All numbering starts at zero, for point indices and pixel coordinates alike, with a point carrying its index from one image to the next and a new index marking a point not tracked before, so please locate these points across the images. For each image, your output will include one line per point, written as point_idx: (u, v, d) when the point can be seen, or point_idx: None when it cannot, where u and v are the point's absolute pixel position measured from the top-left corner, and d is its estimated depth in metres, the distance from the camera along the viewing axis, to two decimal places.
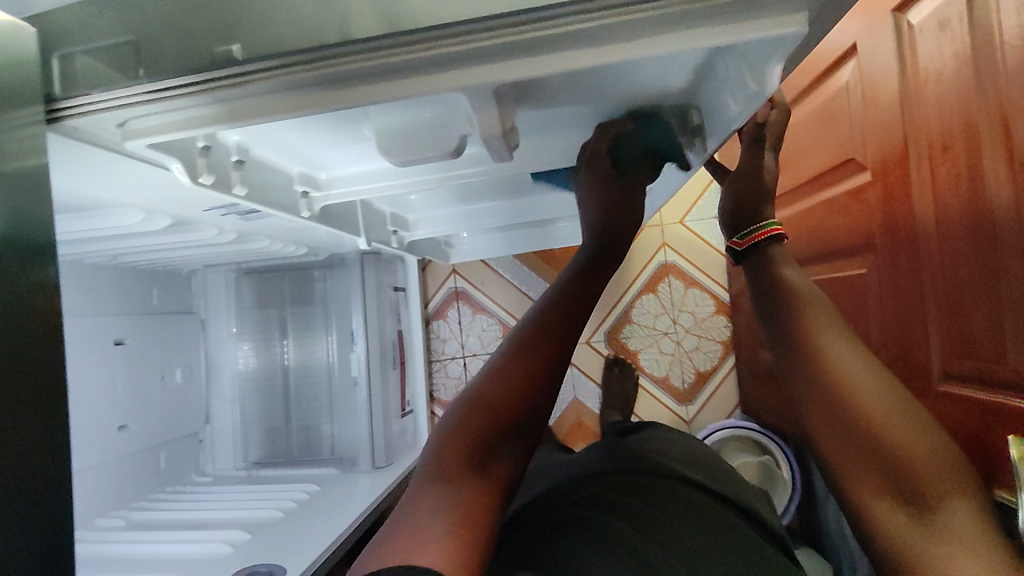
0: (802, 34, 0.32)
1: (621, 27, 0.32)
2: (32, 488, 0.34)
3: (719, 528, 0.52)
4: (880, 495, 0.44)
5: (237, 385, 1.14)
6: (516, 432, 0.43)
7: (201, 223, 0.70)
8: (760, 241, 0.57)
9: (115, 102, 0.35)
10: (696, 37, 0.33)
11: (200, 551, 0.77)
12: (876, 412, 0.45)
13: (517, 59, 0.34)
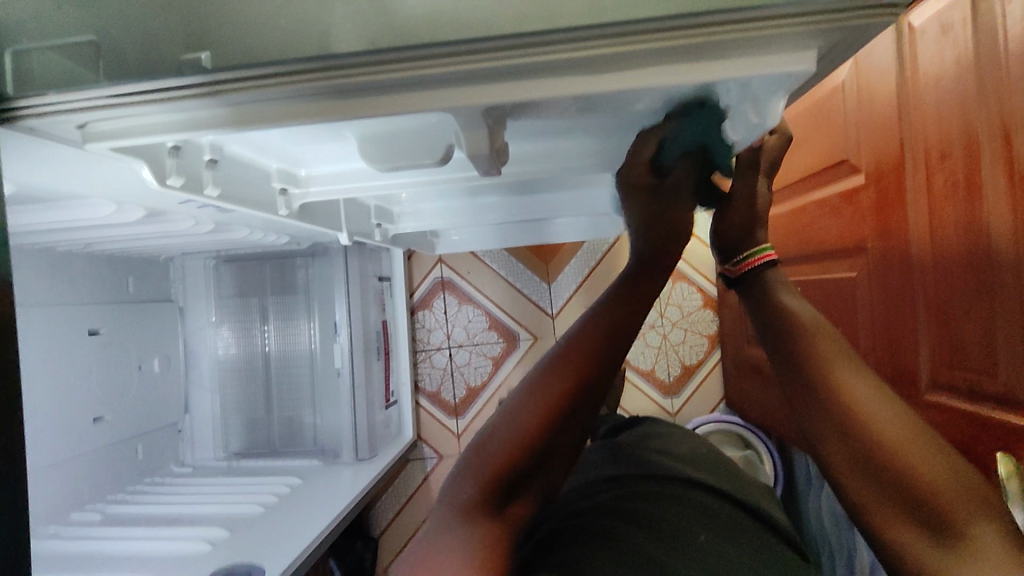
0: (807, 70, 0.32)
1: (618, 55, 0.31)
2: None
3: (732, 539, 0.51)
4: (905, 523, 0.40)
5: (217, 373, 1.12)
6: (540, 462, 0.41)
7: (176, 214, 0.67)
8: (756, 267, 0.54)
9: (74, 105, 0.33)
10: (697, 71, 0.32)
11: (179, 548, 0.75)
12: (889, 433, 0.42)
13: (508, 84, 0.33)
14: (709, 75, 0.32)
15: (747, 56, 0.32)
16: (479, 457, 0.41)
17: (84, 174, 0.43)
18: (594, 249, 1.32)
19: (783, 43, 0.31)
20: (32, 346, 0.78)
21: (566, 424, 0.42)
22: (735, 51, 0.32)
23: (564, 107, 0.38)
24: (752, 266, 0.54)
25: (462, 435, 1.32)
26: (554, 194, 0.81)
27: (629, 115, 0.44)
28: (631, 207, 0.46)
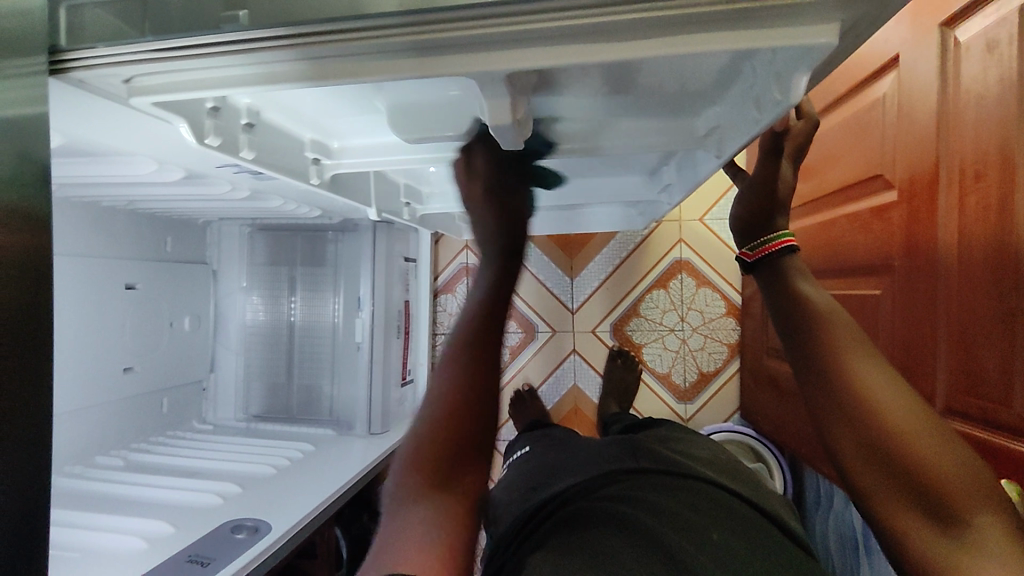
0: (832, 46, 0.32)
1: (643, 23, 0.32)
2: (21, 430, 0.34)
3: (733, 528, 0.52)
4: (906, 511, 0.44)
5: (244, 337, 1.15)
6: (479, 444, 0.47)
7: (214, 178, 0.69)
8: (773, 252, 0.57)
9: (119, 59, 0.35)
10: (723, 41, 0.33)
11: (190, 497, 0.78)
12: (908, 432, 0.45)
13: (536, 47, 0.34)
14: (731, 47, 0.33)
15: (772, 26, 0.32)
16: (419, 453, 0.46)
17: (128, 130, 0.46)
18: (627, 239, 1.31)
19: (807, 16, 0.32)
20: (69, 293, 0.82)
21: (484, 402, 0.47)
22: (764, 20, 0.32)
23: (588, 71, 0.38)
24: (767, 251, 0.57)
25: None
26: (580, 181, 0.82)
27: (653, 96, 0.45)
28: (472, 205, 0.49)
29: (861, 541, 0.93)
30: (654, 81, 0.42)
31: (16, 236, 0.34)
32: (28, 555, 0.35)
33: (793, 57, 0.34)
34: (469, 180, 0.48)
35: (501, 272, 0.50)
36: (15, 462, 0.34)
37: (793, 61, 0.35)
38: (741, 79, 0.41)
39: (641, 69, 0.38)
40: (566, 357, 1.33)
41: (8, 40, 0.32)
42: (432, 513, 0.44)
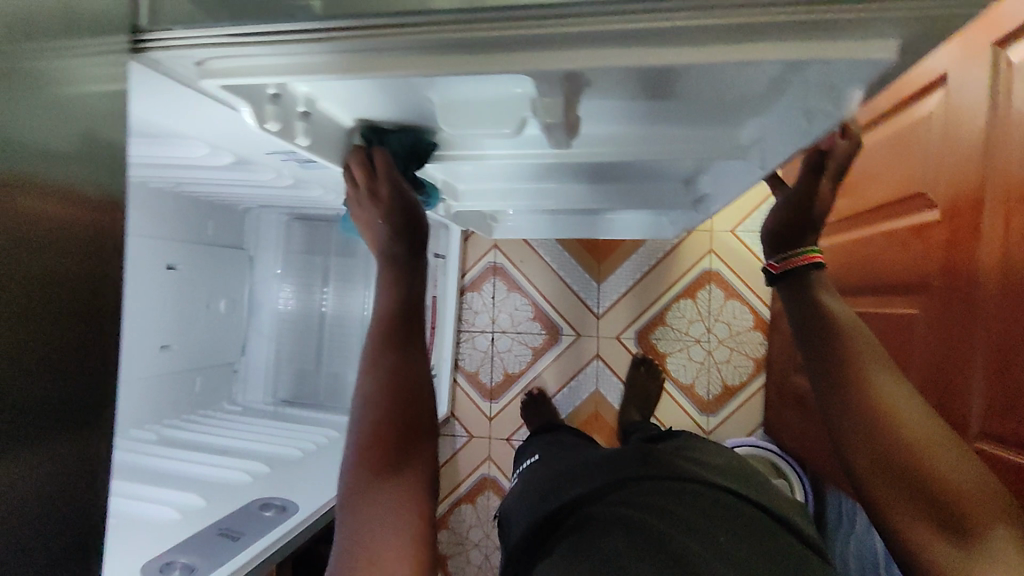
0: (890, 62, 0.33)
1: (701, 28, 0.33)
2: (85, 392, 0.36)
3: (735, 531, 0.53)
4: (918, 520, 0.45)
5: (276, 323, 1.19)
6: (417, 428, 0.48)
7: (261, 165, 0.72)
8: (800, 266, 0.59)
9: (194, 42, 0.37)
10: (778, 51, 0.34)
11: (220, 473, 0.79)
12: (925, 447, 0.46)
13: (599, 50, 0.35)
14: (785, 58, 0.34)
15: (828, 41, 0.33)
16: (368, 444, 0.46)
17: (191, 113, 0.48)
18: (656, 248, 1.31)
19: (861, 31, 0.32)
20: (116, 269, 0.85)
21: (414, 386, 0.48)
22: (822, 33, 0.33)
23: (643, 74, 0.39)
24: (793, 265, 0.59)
25: (493, 419, 1.35)
26: (616, 185, 0.83)
27: (698, 103, 0.46)
28: (374, 209, 0.51)
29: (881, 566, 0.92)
30: (703, 86, 0.42)
31: (84, 206, 0.36)
32: (91, 518, 0.37)
33: (845, 70, 0.35)
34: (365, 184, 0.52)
35: (407, 259, 0.52)
36: (79, 423, 0.36)
37: (847, 75, 0.36)
38: (790, 93, 0.42)
39: (690, 72, 0.39)
40: (589, 362, 1.34)
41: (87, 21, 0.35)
42: (398, 502, 0.45)
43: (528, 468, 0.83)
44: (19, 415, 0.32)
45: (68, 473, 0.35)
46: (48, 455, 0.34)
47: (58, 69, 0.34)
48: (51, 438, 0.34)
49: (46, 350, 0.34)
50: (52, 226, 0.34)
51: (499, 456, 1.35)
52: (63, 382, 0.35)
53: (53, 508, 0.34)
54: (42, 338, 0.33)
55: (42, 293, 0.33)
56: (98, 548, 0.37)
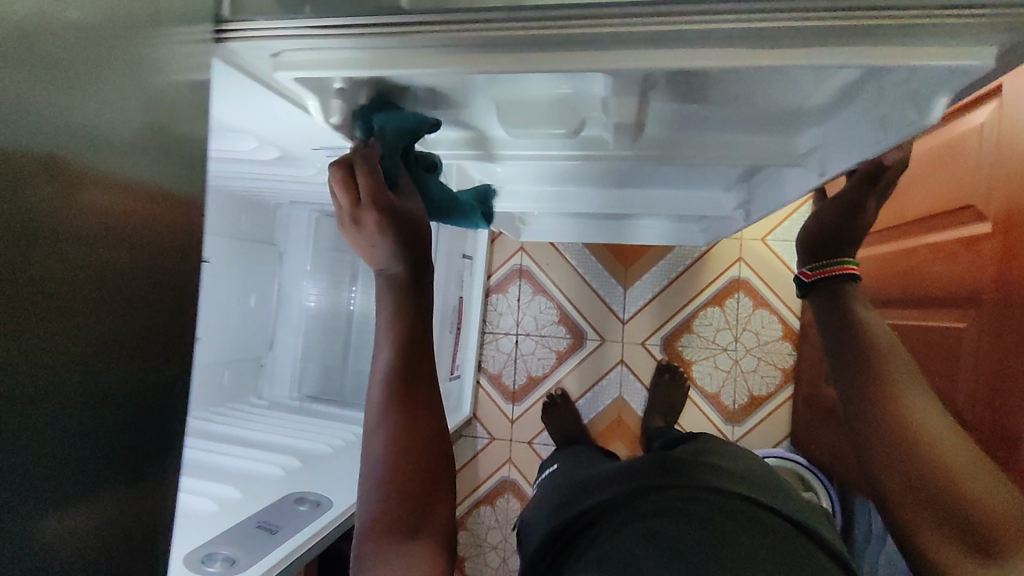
0: (984, 69, 0.33)
1: (794, 29, 0.33)
2: (154, 383, 0.35)
3: (761, 542, 0.51)
4: (951, 542, 0.48)
5: (305, 320, 1.21)
6: (432, 470, 0.50)
7: (304, 160, 0.72)
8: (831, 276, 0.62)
9: (274, 33, 0.37)
10: (869, 55, 0.34)
11: (254, 467, 0.80)
12: (953, 469, 0.49)
13: (684, 48, 0.35)
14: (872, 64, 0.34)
15: (913, 47, 0.33)
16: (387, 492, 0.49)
17: (253, 104, 0.48)
18: (684, 255, 1.30)
19: (951, 35, 0.33)
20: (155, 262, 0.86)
21: (422, 425, 0.51)
22: (912, 36, 0.33)
23: (719, 80, 0.40)
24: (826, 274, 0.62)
25: (515, 422, 1.35)
26: (655, 190, 0.82)
27: (762, 111, 0.46)
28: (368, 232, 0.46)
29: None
30: (772, 90, 0.42)
31: (154, 198, 0.35)
32: (156, 513, 0.36)
33: (932, 75, 0.35)
34: (358, 202, 0.46)
35: (415, 291, 0.51)
36: (144, 416, 0.35)
37: (930, 79, 0.36)
38: (863, 99, 0.41)
39: (764, 76, 0.39)
40: (613, 367, 1.33)
41: (175, 11, 0.35)
42: (417, 549, 0.48)
43: (557, 471, 0.82)
44: (82, 411, 0.32)
45: (132, 466, 0.35)
46: (110, 447, 0.34)
47: (147, 56, 0.34)
48: (115, 430, 0.34)
49: (108, 346, 0.33)
50: (119, 217, 0.34)
51: (520, 459, 1.34)
52: (129, 376, 0.34)
53: (122, 501, 0.34)
54: (105, 332, 0.33)
55: (107, 286, 0.33)
56: (165, 544, 0.37)
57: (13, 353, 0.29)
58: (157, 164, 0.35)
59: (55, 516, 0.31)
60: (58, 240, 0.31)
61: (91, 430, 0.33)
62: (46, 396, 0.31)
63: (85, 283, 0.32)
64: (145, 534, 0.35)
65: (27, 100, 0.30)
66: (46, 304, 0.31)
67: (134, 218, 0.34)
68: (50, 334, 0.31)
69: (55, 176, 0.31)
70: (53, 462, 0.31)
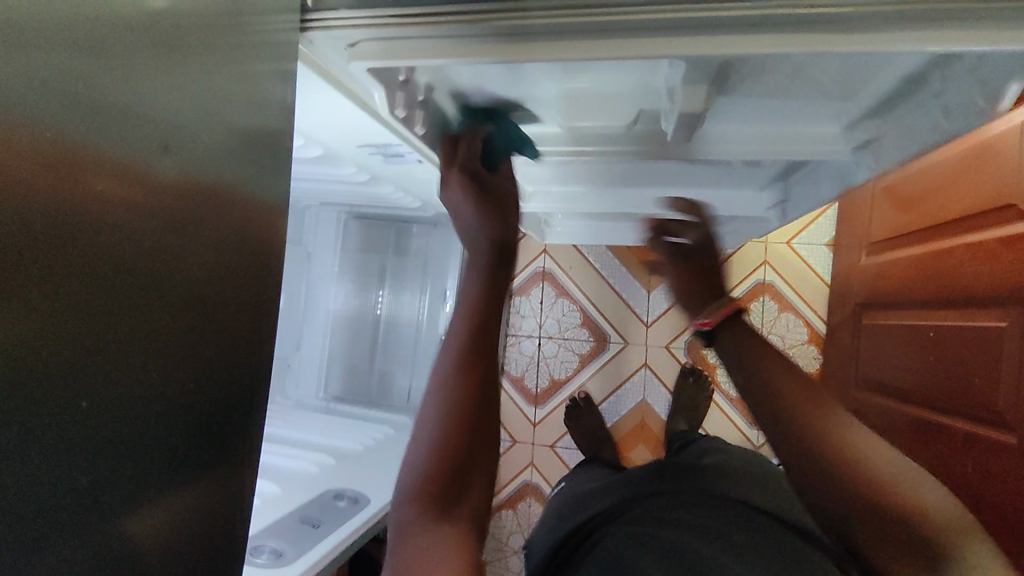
0: None
1: (877, 15, 0.33)
2: (229, 385, 0.36)
3: (750, 532, 0.50)
4: (902, 558, 0.43)
5: (329, 321, 1.20)
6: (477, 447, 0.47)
7: (343, 159, 0.73)
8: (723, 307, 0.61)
9: (356, 22, 0.38)
10: (949, 40, 0.34)
11: (290, 464, 0.80)
12: (874, 473, 0.44)
13: (769, 31, 0.35)
14: (956, 46, 0.34)
15: (994, 30, 0.33)
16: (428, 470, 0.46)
17: (313, 99, 0.49)
18: None
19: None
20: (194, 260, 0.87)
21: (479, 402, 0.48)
22: (993, 20, 0.33)
23: (783, 66, 0.41)
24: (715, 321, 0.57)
25: (538, 425, 1.35)
26: (688, 192, 0.82)
27: (824, 96, 0.46)
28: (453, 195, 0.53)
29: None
30: (834, 76, 0.42)
31: (239, 194, 0.36)
32: (235, 490, 0.37)
33: (1006, 59, 0.36)
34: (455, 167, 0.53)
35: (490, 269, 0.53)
36: (224, 396, 0.35)
37: (1003, 61, 0.36)
38: (926, 86, 0.43)
39: (833, 59, 0.39)
40: (636, 371, 1.33)
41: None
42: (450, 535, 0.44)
43: (587, 473, 0.82)
44: (164, 419, 0.32)
45: (205, 475, 0.35)
46: (195, 426, 0.34)
47: (240, 40, 0.35)
48: (198, 409, 0.34)
49: (192, 348, 0.33)
50: (198, 213, 0.34)
51: (543, 463, 1.34)
52: (209, 380, 0.34)
53: (200, 512, 0.35)
54: (184, 309, 0.33)
55: (184, 265, 0.33)
56: (238, 550, 0.37)
57: (105, 356, 0.30)
58: (252, 151, 0.36)
59: (142, 529, 0.32)
60: (142, 218, 0.31)
61: (175, 416, 0.33)
62: (131, 376, 0.31)
63: (170, 262, 0.32)
64: (222, 512, 0.36)
65: (131, 94, 0.30)
66: (131, 308, 0.31)
67: (215, 198, 0.34)
68: (129, 308, 0.30)
69: (151, 178, 0.31)
70: (140, 473, 0.32)
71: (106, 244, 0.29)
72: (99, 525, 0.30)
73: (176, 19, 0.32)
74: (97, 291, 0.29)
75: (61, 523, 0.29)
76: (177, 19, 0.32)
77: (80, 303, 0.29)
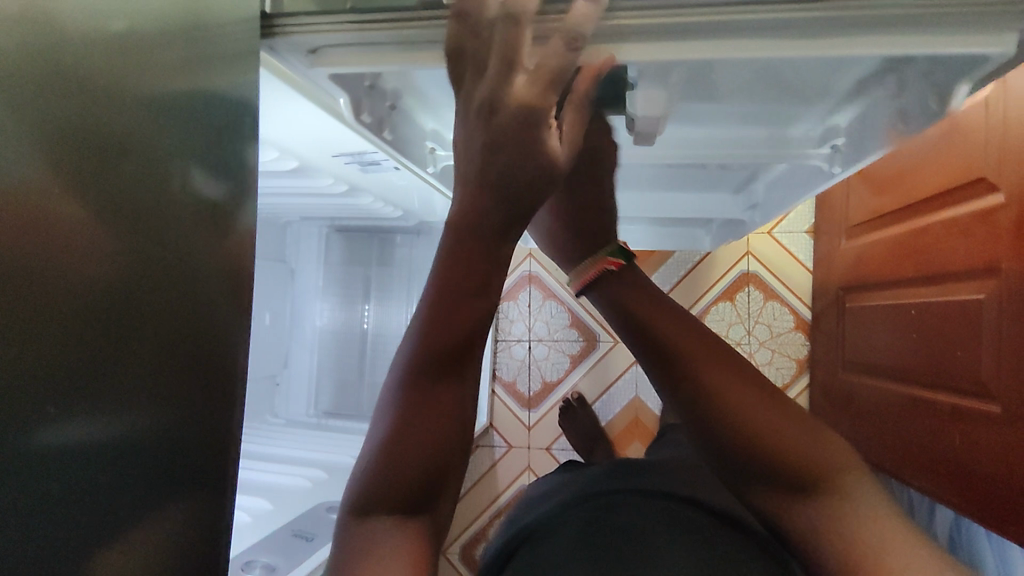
0: (1007, 54, 0.35)
1: (831, 19, 0.34)
2: (203, 436, 0.35)
3: (681, 524, 0.46)
4: (775, 491, 0.44)
5: (317, 338, 1.20)
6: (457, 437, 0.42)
7: (321, 171, 0.73)
8: (590, 283, 0.53)
9: (315, 29, 0.38)
10: (898, 43, 0.34)
11: (283, 481, 0.79)
12: (759, 417, 0.43)
13: (730, 38, 0.36)
14: (907, 50, 0.35)
15: (941, 32, 0.34)
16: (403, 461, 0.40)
17: (281, 110, 0.49)
18: (684, 260, 1.29)
19: (988, 24, 0.33)
20: None
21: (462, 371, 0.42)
22: (941, 21, 0.34)
23: (740, 71, 0.42)
24: (583, 284, 0.53)
25: (532, 428, 1.34)
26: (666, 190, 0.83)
27: (788, 95, 0.47)
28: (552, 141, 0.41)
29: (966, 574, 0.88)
30: (795, 76, 0.43)
31: (216, 221, 0.36)
32: (220, 527, 0.36)
33: (957, 57, 0.36)
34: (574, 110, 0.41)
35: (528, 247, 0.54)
36: (197, 417, 0.35)
37: (951, 62, 0.37)
38: (883, 90, 0.44)
39: (793, 61, 0.40)
40: (627, 368, 1.33)
41: (226, 12, 0.36)
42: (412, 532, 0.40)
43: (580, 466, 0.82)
44: (137, 458, 0.33)
45: (180, 526, 0.34)
46: (170, 463, 0.34)
47: (199, 56, 0.35)
48: (172, 448, 0.34)
49: (163, 388, 0.33)
50: (170, 245, 0.34)
51: (538, 466, 1.33)
52: (184, 426, 0.34)
53: (178, 565, 0.34)
54: (152, 347, 0.33)
55: (144, 291, 0.33)
56: None
57: (70, 389, 0.30)
58: (217, 166, 0.36)
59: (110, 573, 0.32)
60: (96, 250, 0.31)
61: (148, 455, 0.33)
62: (98, 410, 0.31)
63: (138, 296, 0.33)
64: (201, 564, 0.35)
65: (90, 115, 0.31)
66: (98, 341, 0.31)
67: (174, 219, 0.34)
68: (84, 337, 0.30)
69: (116, 203, 0.32)
70: (110, 513, 0.32)
71: (64, 278, 0.30)
72: (74, 561, 0.30)
73: (126, 40, 0.32)
74: (58, 326, 0.30)
75: (43, 556, 0.29)
76: (133, 40, 0.32)
77: (45, 330, 0.29)
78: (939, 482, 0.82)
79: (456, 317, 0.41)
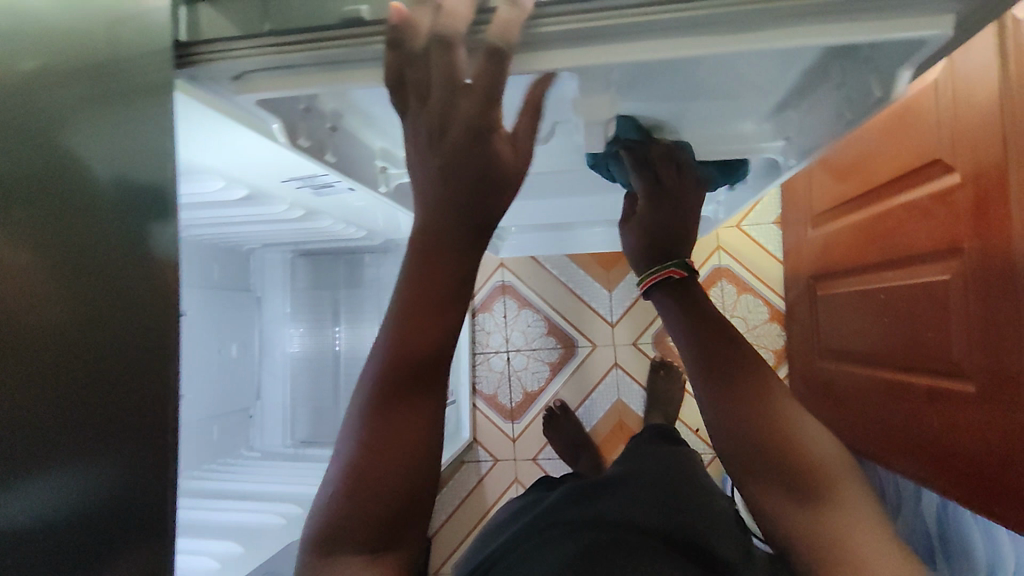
0: (946, 37, 0.33)
1: (764, 12, 0.33)
2: (145, 488, 0.34)
3: (643, 549, 0.45)
4: (790, 502, 0.43)
5: (290, 365, 1.17)
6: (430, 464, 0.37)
7: (273, 197, 0.71)
8: (651, 284, 0.58)
9: (235, 54, 0.37)
10: (837, 32, 0.33)
11: (254, 520, 0.76)
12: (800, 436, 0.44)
13: (664, 38, 0.35)
14: (846, 39, 0.33)
15: (876, 18, 0.33)
16: (367, 494, 0.35)
17: (218, 139, 0.47)
18: None
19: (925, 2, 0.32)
20: None
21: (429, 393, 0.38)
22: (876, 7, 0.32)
23: (684, 69, 0.41)
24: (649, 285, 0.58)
25: (517, 440, 1.32)
26: None
27: (735, 90, 0.46)
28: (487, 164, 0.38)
29: (958, 554, 0.87)
30: (739, 69, 0.42)
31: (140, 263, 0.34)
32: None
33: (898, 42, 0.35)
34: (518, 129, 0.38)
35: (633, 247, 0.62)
36: (137, 481, 0.33)
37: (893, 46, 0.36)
38: (827, 77, 0.44)
39: (734, 56, 0.39)
40: (608, 372, 1.32)
41: (142, 42, 0.35)
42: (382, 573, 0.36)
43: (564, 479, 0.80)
44: (79, 519, 0.31)
45: None
46: (112, 520, 0.32)
47: (114, 88, 0.33)
48: (116, 503, 0.32)
49: (102, 444, 0.32)
50: (101, 294, 0.32)
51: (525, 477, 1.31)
52: (126, 480, 0.33)
53: None
54: (89, 403, 0.31)
55: (78, 347, 0.31)
56: None
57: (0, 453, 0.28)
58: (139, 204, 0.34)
59: None
60: (20, 306, 0.29)
61: (90, 515, 0.31)
62: (33, 473, 0.29)
63: (70, 354, 0.31)
64: None
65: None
66: (30, 403, 0.29)
67: (103, 268, 0.32)
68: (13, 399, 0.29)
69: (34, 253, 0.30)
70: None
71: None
72: None
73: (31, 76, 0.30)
74: None
75: None
76: (48, 78, 0.31)
77: None
78: (923, 464, 0.82)
79: (423, 331, 0.37)
